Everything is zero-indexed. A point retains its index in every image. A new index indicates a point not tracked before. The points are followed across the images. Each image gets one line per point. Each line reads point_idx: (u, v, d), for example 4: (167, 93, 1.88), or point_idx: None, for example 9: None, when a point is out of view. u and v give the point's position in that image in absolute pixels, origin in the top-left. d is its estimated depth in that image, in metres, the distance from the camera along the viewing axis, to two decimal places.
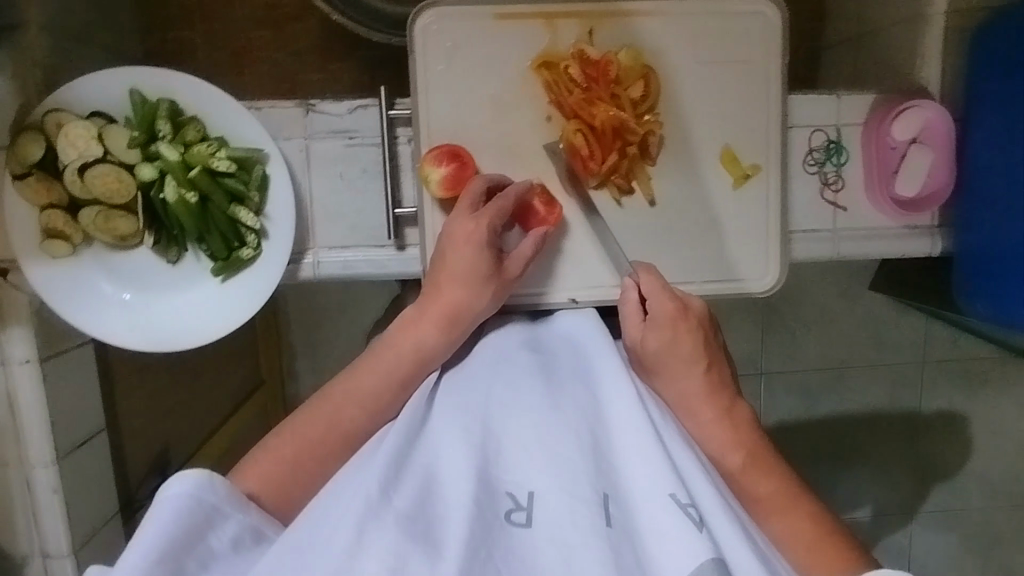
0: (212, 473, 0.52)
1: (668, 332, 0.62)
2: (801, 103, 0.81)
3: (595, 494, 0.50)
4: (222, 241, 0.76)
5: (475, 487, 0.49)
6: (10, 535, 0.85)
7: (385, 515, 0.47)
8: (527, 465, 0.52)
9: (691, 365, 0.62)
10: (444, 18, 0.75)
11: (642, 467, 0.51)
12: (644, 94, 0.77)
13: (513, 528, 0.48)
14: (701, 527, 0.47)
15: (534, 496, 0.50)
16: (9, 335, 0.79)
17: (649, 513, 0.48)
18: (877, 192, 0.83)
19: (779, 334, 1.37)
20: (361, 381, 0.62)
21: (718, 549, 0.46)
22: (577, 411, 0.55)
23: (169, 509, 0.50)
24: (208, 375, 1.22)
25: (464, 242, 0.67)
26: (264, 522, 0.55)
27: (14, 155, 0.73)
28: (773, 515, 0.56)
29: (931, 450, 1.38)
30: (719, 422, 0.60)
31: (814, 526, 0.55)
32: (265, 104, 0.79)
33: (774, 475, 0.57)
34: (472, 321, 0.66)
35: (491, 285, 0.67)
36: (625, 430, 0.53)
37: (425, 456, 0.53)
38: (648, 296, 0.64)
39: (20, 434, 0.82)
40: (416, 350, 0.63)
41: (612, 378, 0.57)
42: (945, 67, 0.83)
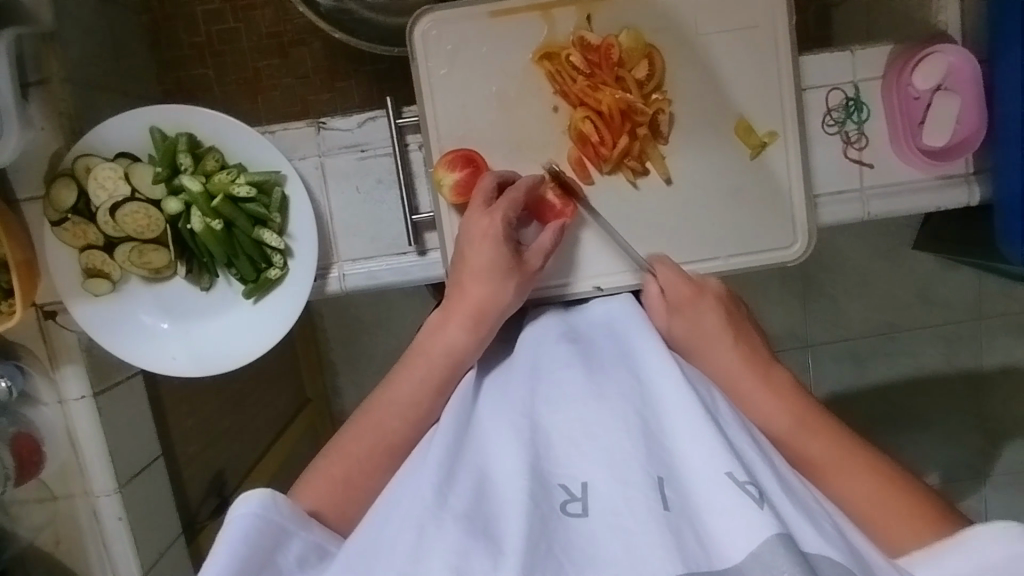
0: (275, 492, 0.53)
1: (690, 315, 0.63)
2: (813, 63, 0.79)
3: (649, 475, 0.48)
4: (250, 264, 0.79)
5: (529, 482, 0.48)
6: (83, 564, 0.89)
7: (443, 515, 0.47)
8: (576, 454, 0.50)
9: (720, 340, 0.62)
10: (441, 22, 0.76)
11: (695, 448, 0.49)
12: (649, 73, 0.76)
13: (571, 519, 0.47)
14: (762, 503, 0.45)
15: (588, 484, 0.48)
16: (63, 373, 0.83)
17: (708, 494, 0.47)
18: (902, 144, 0.79)
19: (820, 304, 1.33)
20: (398, 393, 0.62)
21: (783, 524, 0.45)
22: (623, 395, 0.53)
23: (237, 530, 0.50)
24: (256, 396, 1.25)
25: (482, 238, 0.67)
26: (327, 538, 0.55)
27: (50, 202, 0.76)
28: (838, 479, 0.55)
29: (997, 407, 1.33)
30: (766, 393, 0.58)
31: (880, 482, 0.55)
32: (277, 127, 0.81)
33: (829, 435, 0.56)
34: (500, 316, 0.65)
35: (513, 276, 0.66)
36: (673, 410, 0.51)
37: (477, 457, 0.53)
38: (667, 285, 0.66)
39: (83, 467, 0.85)
40: (449, 354, 0.63)
41: (656, 361, 0.55)
42: (963, 8, 0.80)
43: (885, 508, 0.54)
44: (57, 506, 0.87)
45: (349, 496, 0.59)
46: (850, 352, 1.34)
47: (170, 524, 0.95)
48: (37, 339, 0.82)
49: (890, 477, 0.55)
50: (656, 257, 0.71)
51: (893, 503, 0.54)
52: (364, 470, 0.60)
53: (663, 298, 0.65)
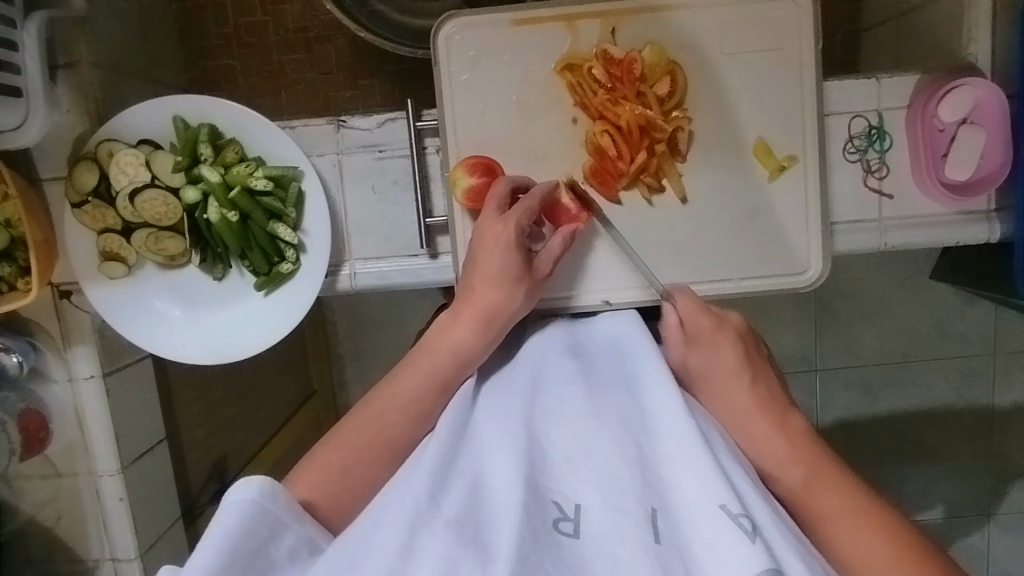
0: (274, 483, 0.54)
1: (706, 347, 0.62)
2: (837, 89, 0.78)
3: (644, 506, 0.48)
4: (263, 256, 0.79)
5: (524, 494, 0.48)
6: (83, 541, 0.90)
7: (434, 523, 0.47)
8: (571, 476, 0.51)
9: (737, 381, 0.61)
10: (466, 27, 0.76)
11: (691, 478, 0.48)
12: (671, 90, 0.75)
13: (563, 538, 0.47)
14: (755, 536, 0.45)
15: (582, 507, 0.49)
16: (75, 352, 0.84)
17: (699, 525, 0.46)
18: (924, 177, 0.78)
19: (833, 329, 1.31)
20: (402, 388, 0.62)
21: (775, 559, 0.44)
22: (621, 419, 0.53)
23: (233, 514, 0.50)
24: (263, 385, 1.27)
25: (494, 244, 0.67)
26: (319, 534, 0.55)
27: (72, 185, 0.78)
28: (842, 534, 0.52)
29: (1009, 445, 1.30)
30: (773, 436, 0.57)
31: (892, 542, 0.51)
32: (298, 123, 0.81)
33: (838, 488, 0.54)
34: (509, 318, 0.65)
35: (523, 284, 0.66)
36: (671, 440, 0.51)
37: (473, 464, 0.52)
38: (685, 316, 0.64)
39: (88, 446, 0.87)
40: (455, 355, 0.63)
41: (659, 387, 0.55)
42: (995, 41, 0.78)
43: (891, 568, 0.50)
44: (60, 483, 0.89)
45: (346, 495, 0.59)
46: (859, 379, 1.32)
47: (170, 507, 0.96)
48: (51, 318, 0.84)
49: (900, 536, 0.51)
50: (678, 287, 0.68)
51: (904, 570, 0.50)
52: (362, 469, 0.60)
53: (680, 330, 0.64)
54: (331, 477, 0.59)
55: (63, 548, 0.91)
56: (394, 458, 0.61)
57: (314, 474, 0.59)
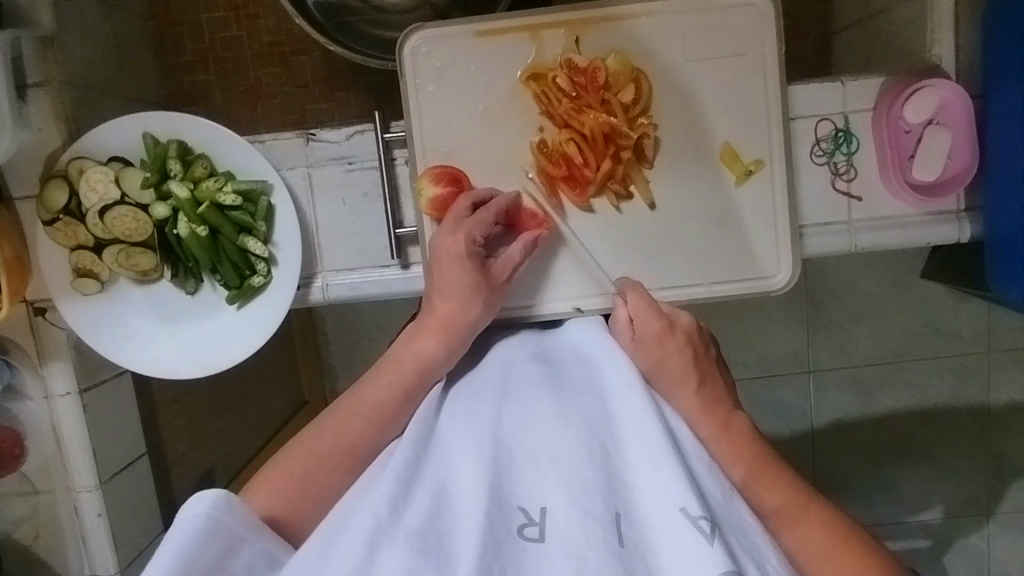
0: (231, 495, 0.53)
1: (654, 352, 0.61)
2: (803, 92, 0.79)
3: (608, 511, 0.47)
4: (234, 270, 0.80)
5: (487, 502, 0.48)
6: (62, 558, 0.90)
7: (396, 533, 0.46)
8: (537, 479, 0.50)
9: (682, 384, 0.60)
10: (431, 39, 0.77)
11: (654, 481, 0.48)
12: (636, 97, 0.76)
13: (528, 543, 0.46)
14: (714, 539, 0.45)
15: (547, 509, 0.48)
16: (51, 369, 0.85)
17: (663, 530, 0.46)
18: (892, 178, 0.78)
19: (818, 331, 1.31)
20: (367, 398, 0.62)
21: (733, 561, 0.45)
22: (588, 423, 0.52)
23: (187, 529, 0.50)
24: (250, 397, 1.27)
25: (446, 256, 0.67)
26: (279, 547, 0.54)
27: (43, 203, 0.78)
28: (786, 529, 0.53)
29: (1002, 442, 1.30)
30: (718, 437, 0.57)
31: (831, 535, 0.53)
32: (267, 137, 0.82)
33: (780, 485, 0.55)
34: (471, 329, 0.66)
35: (481, 291, 0.67)
36: (638, 443, 0.51)
37: (437, 471, 0.51)
38: (634, 315, 0.64)
39: (66, 462, 0.87)
40: (419, 364, 0.63)
41: (625, 388, 0.55)
42: (958, 42, 0.79)
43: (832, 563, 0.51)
44: (38, 500, 0.89)
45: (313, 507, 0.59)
46: (847, 380, 1.32)
47: (150, 522, 0.96)
48: (27, 335, 0.84)
49: (842, 532, 0.53)
50: (630, 283, 0.69)
51: (843, 564, 0.51)
52: (328, 483, 0.60)
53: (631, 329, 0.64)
54: (297, 490, 0.59)
55: (43, 566, 0.91)
56: (359, 469, 0.61)
57: (279, 489, 0.59)
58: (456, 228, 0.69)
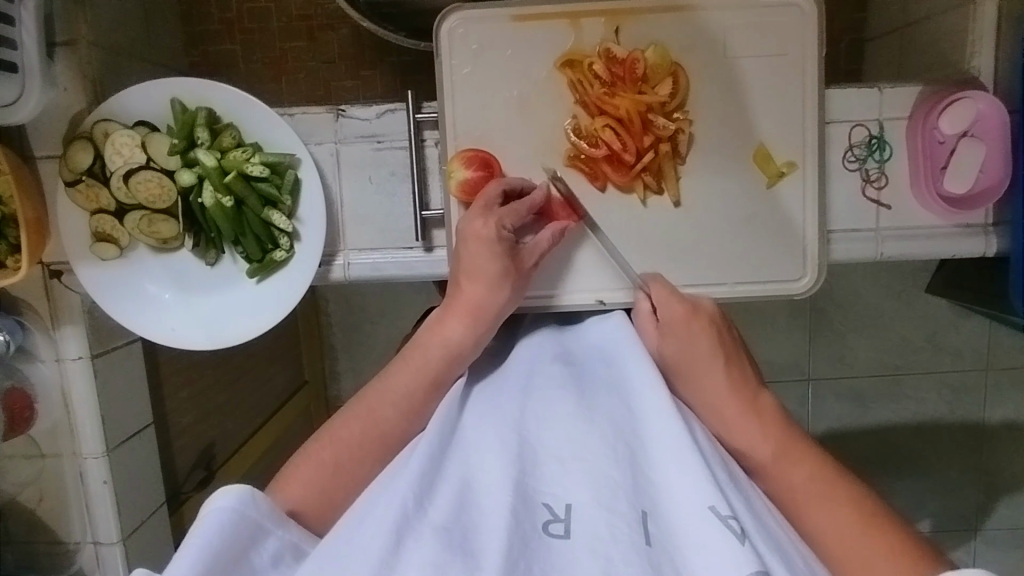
0: (256, 489, 0.52)
1: (680, 333, 0.61)
2: (840, 97, 0.78)
3: (633, 508, 0.47)
4: (257, 243, 0.79)
5: (513, 498, 0.47)
6: (63, 523, 0.89)
7: (422, 526, 0.46)
8: (560, 475, 0.50)
9: (709, 363, 0.60)
10: (469, 20, 0.76)
11: (682, 480, 0.47)
12: (673, 91, 0.75)
13: (553, 540, 0.46)
14: (744, 539, 0.44)
15: (572, 506, 0.48)
16: (64, 333, 0.84)
17: (688, 527, 0.45)
18: (922, 188, 0.78)
19: (826, 338, 1.31)
20: (393, 385, 0.62)
21: (762, 562, 0.44)
22: (612, 423, 0.53)
23: (214, 523, 0.49)
24: (254, 374, 1.26)
25: (476, 239, 0.67)
26: (304, 538, 0.53)
27: (66, 164, 0.77)
28: (815, 511, 0.52)
29: (999, 461, 1.30)
30: (744, 417, 0.57)
31: (859, 515, 0.51)
32: (297, 111, 0.81)
33: (808, 463, 0.55)
34: (494, 314, 0.65)
35: (510, 278, 0.66)
36: (664, 442, 0.50)
37: (461, 466, 0.51)
38: (657, 303, 0.65)
39: (72, 428, 0.86)
40: (446, 350, 0.62)
41: (649, 388, 0.54)
42: (998, 56, 0.78)
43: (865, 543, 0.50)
44: (44, 463, 0.88)
45: (331, 487, 0.58)
46: (851, 389, 1.32)
47: (153, 493, 0.95)
48: (40, 297, 0.83)
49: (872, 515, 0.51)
50: (652, 276, 0.70)
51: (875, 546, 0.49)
52: (352, 460, 0.59)
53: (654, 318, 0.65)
54: (321, 470, 0.58)
55: (44, 530, 0.90)
56: (383, 450, 0.60)
57: (301, 466, 0.58)
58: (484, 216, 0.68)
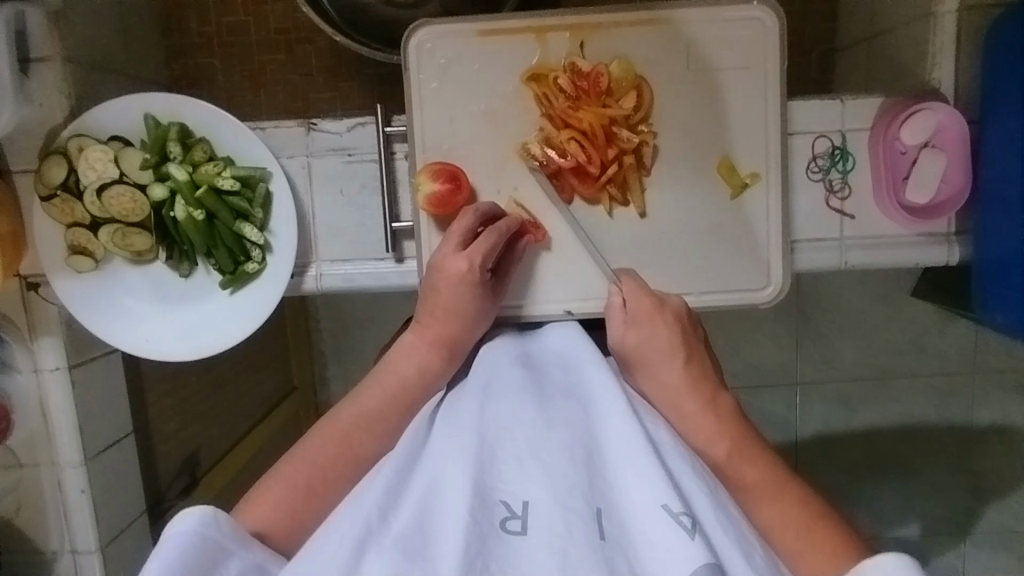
0: (218, 510, 0.53)
1: (645, 328, 0.62)
2: (802, 109, 0.79)
3: (588, 505, 0.48)
4: (229, 255, 0.80)
5: (471, 498, 0.48)
6: (43, 532, 0.90)
7: (383, 537, 0.47)
8: (519, 473, 0.50)
9: (670, 357, 0.61)
10: (437, 35, 0.77)
11: (637, 481, 0.49)
12: (637, 104, 0.76)
13: (510, 537, 0.47)
14: (694, 532, 0.46)
15: (529, 504, 0.48)
16: (41, 344, 0.85)
17: (642, 521, 0.48)
18: (884, 199, 0.79)
19: (806, 343, 1.32)
20: (364, 405, 0.63)
21: (713, 555, 0.46)
22: (569, 425, 0.53)
23: (175, 545, 0.50)
24: (238, 382, 1.27)
25: (456, 280, 0.67)
26: (267, 558, 0.54)
27: (41, 178, 0.78)
28: (762, 503, 0.54)
29: (983, 463, 1.31)
30: (704, 413, 0.58)
31: (805, 513, 0.54)
32: (269, 124, 0.82)
33: (762, 463, 0.56)
34: (470, 343, 0.67)
35: (484, 313, 0.69)
36: (621, 446, 0.52)
37: (425, 475, 0.52)
38: (627, 298, 0.65)
39: (51, 437, 0.87)
40: (418, 375, 0.64)
41: (608, 392, 0.56)
42: (958, 66, 0.79)
43: (807, 540, 0.52)
44: (22, 474, 0.89)
45: (297, 498, 0.58)
46: (832, 393, 1.33)
47: (133, 500, 0.96)
48: (19, 310, 0.84)
49: (817, 509, 0.54)
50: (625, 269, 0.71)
51: (821, 547, 0.52)
52: (317, 473, 0.60)
53: (623, 311, 0.64)
54: (281, 482, 0.59)
55: (23, 540, 0.91)
56: (345, 460, 0.61)
57: (263, 481, 0.59)
58: (461, 250, 0.69)
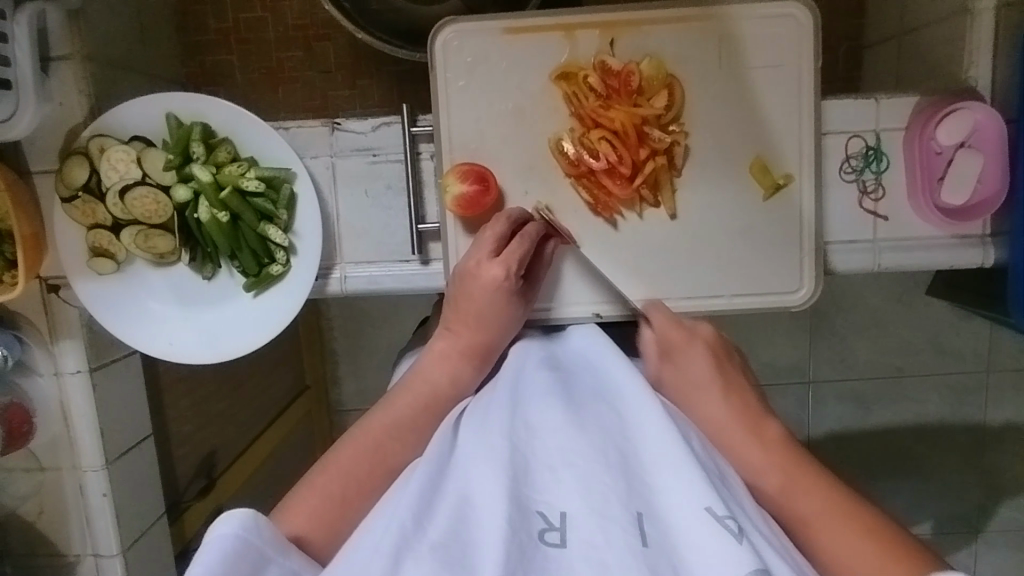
0: (258, 513, 0.50)
1: (679, 359, 0.62)
2: (836, 108, 0.78)
3: (629, 510, 0.47)
4: (253, 257, 0.79)
5: (508, 507, 0.46)
6: (64, 535, 0.90)
7: (421, 545, 0.45)
8: (556, 482, 0.49)
9: (707, 389, 0.59)
10: (464, 33, 0.75)
11: (676, 482, 0.48)
12: (668, 104, 0.75)
13: (549, 549, 0.45)
14: (741, 538, 0.44)
15: (567, 515, 0.47)
16: (63, 347, 0.84)
17: (687, 527, 0.46)
18: (919, 199, 0.78)
19: (825, 343, 1.31)
20: (396, 414, 0.62)
21: (760, 559, 0.44)
22: (602, 428, 0.52)
23: (217, 550, 0.47)
24: (254, 381, 1.26)
25: (489, 287, 0.67)
26: (303, 565, 0.52)
27: (62, 180, 0.77)
28: (824, 534, 0.49)
29: (1001, 463, 1.30)
30: (748, 442, 0.55)
31: (875, 541, 0.48)
32: (293, 124, 0.81)
33: (819, 489, 0.51)
34: (500, 348, 0.67)
35: (516, 318, 0.68)
36: (656, 448, 0.50)
37: (458, 481, 0.50)
38: (658, 331, 0.66)
39: (72, 440, 0.86)
40: (451, 381, 0.64)
41: (637, 395, 0.54)
42: (995, 64, 0.78)
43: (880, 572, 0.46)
44: (43, 477, 0.88)
45: (333, 509, 0.57)
46: (851, 393, 1.32)
47: (154, 503, 0.95)
48: (39, 312, 0.83)
49: (885, 534, 0.48)
50: (653, 302, 0.71)
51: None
52: (352, 483, 0.59)
53: (656, 342, 0.65)
54: (313, 492, 0.58)
55: (44, 543, 0.91)
56: (379, 470, 0.59)
57: (295, 493, 0.58)
58: (494, 256, 0.68)
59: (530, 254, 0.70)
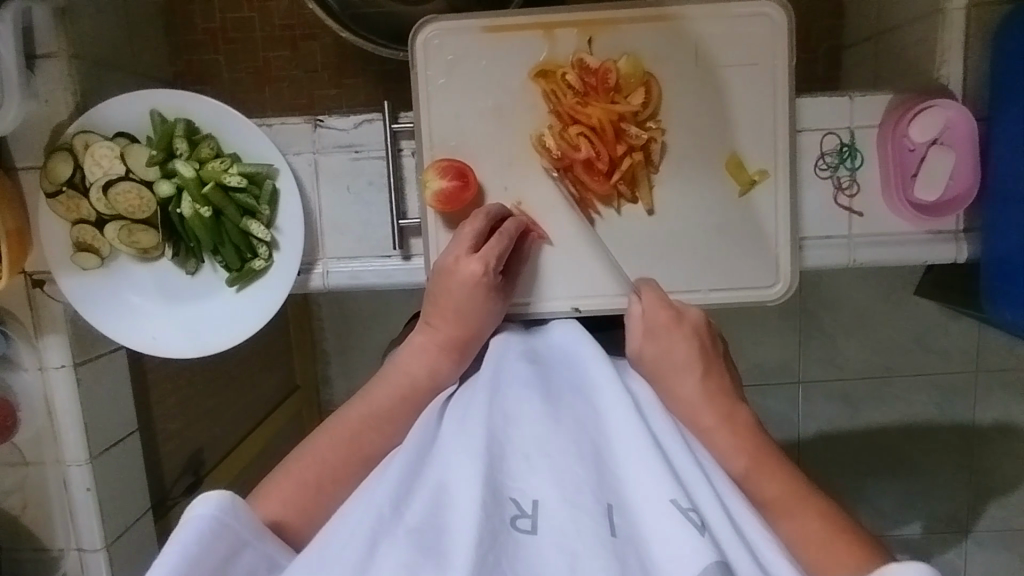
0: (236, 497, 0.52)
1: (662, 340, 0.63)
2: (810, 105, 0.79)
3: (599, 502, 0.48)
4: (236, 252, 0.80)
5: (482, 492, 0.47)
6: (48, 530, 0.90)
7: (395, 530, 0.47)
8: (530, 470, 0.50)
9: (686, 372, 0.61)
10: (444, 31, 0.77)
11: (643, 476, 0.48)
12: (645, 101, 0.76)
13: (520, 535, 0.46)
14: (704, 531, 0.45)
15: (539, 502, 0.48)
16: (47, 342, 0.84)
17: (653, 519, 0.46)
18: (893, 196, 0.79)
19: (810, 341, 1.32)
20: (373, 404, 0.63)
21: (722, 553, 0.45)
22: (578, 423, 0.53)
23: (192, 531, 0.49)
24: (242, 379, 1.26)
25: (467, 283, 0.67)
26: (280, 551, 0.53)
27: (46, 175, 0.78)
28: (784, 517, 0.54)
29: (987, 462, 1.31)
30: (721, 428, 0.57)
31: (827, 527, 0.52)
32: (276, 121, 0.82)
33: (779, 475, 0.55)
34: (480, 340, 0.67)
35: (495, 312, 0.69)
36: (625, 439, 0.51)
37: (436, 470, 0.50)
38: (643, 310, 0.66)
39: (56, 435, 0.87)
40: (430, 374, 0.64)
41: (614, 388, 0.55)
42: (967, 63, 0.79)
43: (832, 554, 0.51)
44: (27, 471, 0.89)
45: (309, 497, 0.58)
46: (836, 391, 1.33)
47: (138, 499, 0.96)
48: (23, 307, 0.84)
49: (837, 524, 0.52)
50: (646, 280, 0.71)
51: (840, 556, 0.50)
52: (328, 471, 0.59)
53: (641, 321, 0.65)
54: (289, 481, 0.58)
55: (28, 538, 0.91)
56: (355, 459, 0.60)
57: (271, 481, 0.58)
58: (472, 252, 0.69)
59: (507, 250, 0.71)
